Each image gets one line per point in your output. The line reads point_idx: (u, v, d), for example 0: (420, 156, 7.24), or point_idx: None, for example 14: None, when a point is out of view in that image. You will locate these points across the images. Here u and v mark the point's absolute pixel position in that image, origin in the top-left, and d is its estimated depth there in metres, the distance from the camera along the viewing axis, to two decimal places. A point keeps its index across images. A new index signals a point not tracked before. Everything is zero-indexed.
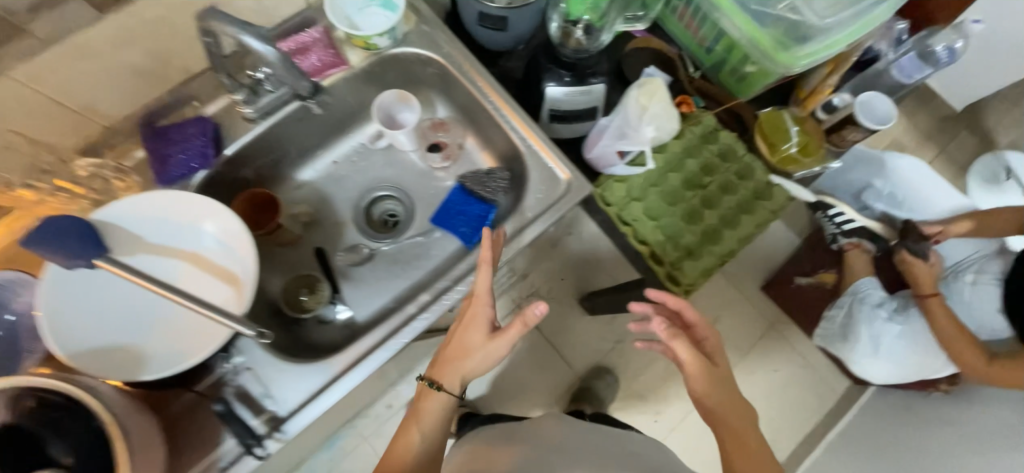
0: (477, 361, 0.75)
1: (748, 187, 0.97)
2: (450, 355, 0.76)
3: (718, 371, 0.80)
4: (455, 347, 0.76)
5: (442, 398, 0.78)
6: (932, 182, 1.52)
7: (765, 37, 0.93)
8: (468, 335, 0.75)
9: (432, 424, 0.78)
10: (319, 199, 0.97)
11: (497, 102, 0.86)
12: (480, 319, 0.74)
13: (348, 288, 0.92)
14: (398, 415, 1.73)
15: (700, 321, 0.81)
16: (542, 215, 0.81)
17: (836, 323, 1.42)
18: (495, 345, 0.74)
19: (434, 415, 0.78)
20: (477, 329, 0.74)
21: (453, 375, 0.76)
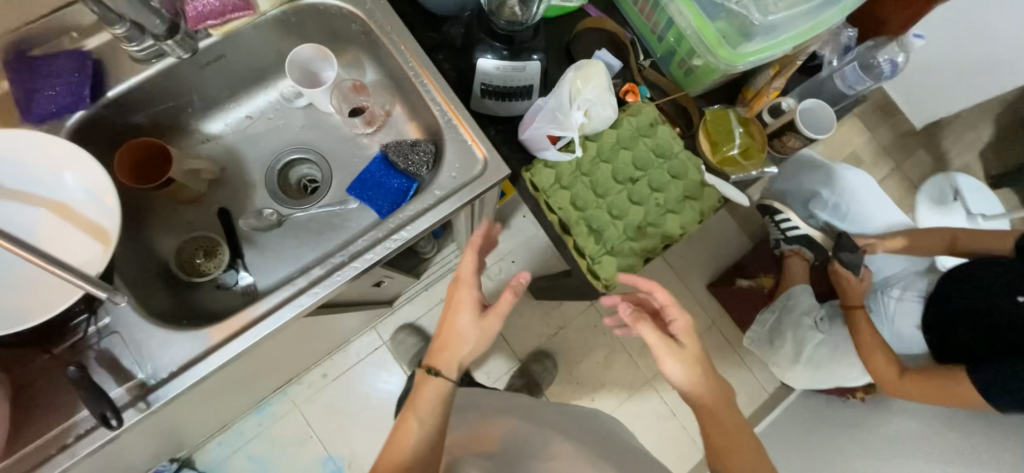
0: (466, 342, 0.79)
1: (679, 185, 0.95)
2: (444, 341, 0.80)
3: (693, 353, 0.80)
4: (447, 332, 0.80)
5: (438, 385, 0.80)
6: (875, 195, 1.54)
7: (709, 30, 0.89)
8: (457, 317, 0.80)
9: (430, 411, 0.80)
10: (229, 156, 0.90)
11: (418, 69, 0.80)
12: (468, 300, 0.80)
13: (251, 253, 0.87)
14: (333, 384, 1.71)
15: (669, 303, 0.80)
16: (454, 193, 0.76)
17: (766, 327, 1.45)
18: (485, 323, 0.79)
19: (431, 403, 0.80)
20: (466, 309, 0.79)
21: (449, 360, 0.80)
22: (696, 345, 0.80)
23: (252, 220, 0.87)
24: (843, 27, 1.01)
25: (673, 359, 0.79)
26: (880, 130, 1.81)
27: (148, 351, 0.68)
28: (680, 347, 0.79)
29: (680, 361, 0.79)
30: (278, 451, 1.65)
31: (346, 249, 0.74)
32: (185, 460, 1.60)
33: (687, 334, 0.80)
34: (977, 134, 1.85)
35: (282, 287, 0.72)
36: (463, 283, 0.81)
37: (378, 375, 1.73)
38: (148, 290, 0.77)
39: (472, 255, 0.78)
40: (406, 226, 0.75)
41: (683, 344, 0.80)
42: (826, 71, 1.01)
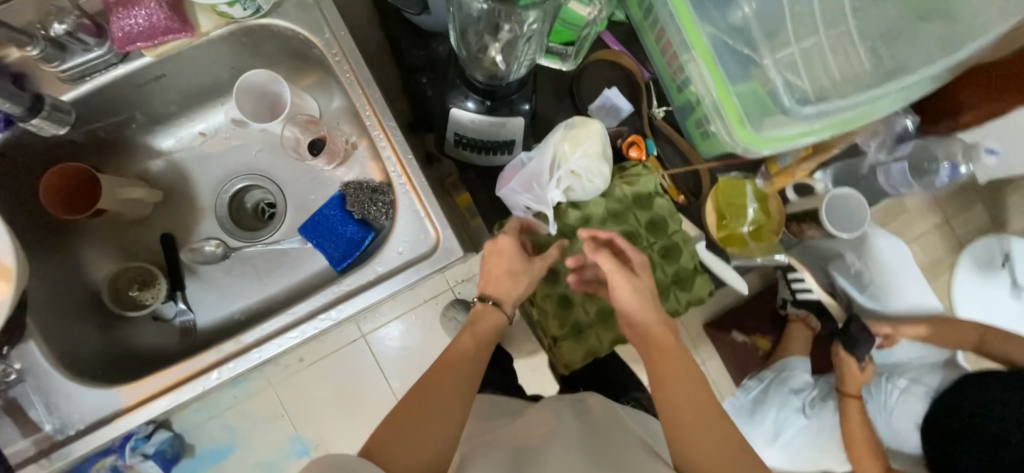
0: (520, 280, 0.75)
1: (668, 269, 0.84)
2: (495, 278, 0.75)
3: (645, 288, 0.71)
4: (497, 271, 0.75)
5: (498, 318, 0.73)
6: (908, 269, 1.32)
7: (732, 102, 0.72)
8: (506, 260, 0.75)
9: (487, 337, 0.71)
10: (176, 175, 0.83)
11: (373, 118, 0.69)
12: (513, 245, 0.75)
13: (194, 286, 0.82)
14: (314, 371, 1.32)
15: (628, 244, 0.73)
16: (394, 272, 0.68)
17: (751, 396, 1.29)
18: (535, 265, 0.76)
19: (492, 330, 0.72)
20: (515, 251, 0.75)
21: (508, 294, 0.75)
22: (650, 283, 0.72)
23: (194, 250, 0.82)
24: (902, 114, 0.84)
25: (627, 289, 0.69)
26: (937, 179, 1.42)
27: (63, 402, 0.65)
28: (635, 275, 0.70)
29: (634, 293, 0.69)
30: (250, 427, 1.30)
31: (269, 326, 0.68)
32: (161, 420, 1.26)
33: (641, 268, 0.72)
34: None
35: (209, 351, 0.67)
36: (508, 231, 0.77)
37: (359, 372, 1.33)
38: (76, 328, 0.73)
39: (518, 221, 0.78)
40: (335, 306, 0.68)
41: (636, 275, 0.71)
42: (868, 163, 0.87)
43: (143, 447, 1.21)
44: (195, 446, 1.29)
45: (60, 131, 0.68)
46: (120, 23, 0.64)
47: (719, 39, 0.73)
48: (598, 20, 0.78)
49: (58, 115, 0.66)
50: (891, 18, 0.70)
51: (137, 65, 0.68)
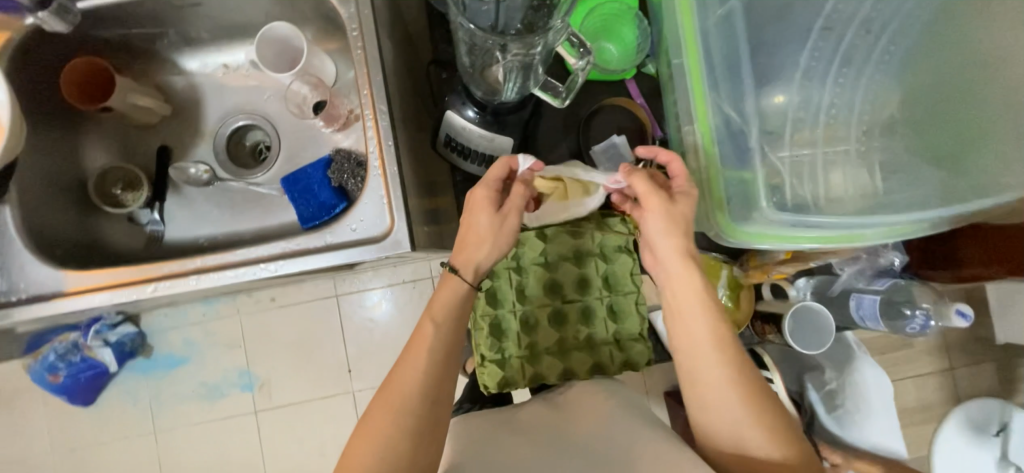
0: (485, 240, 0.66)
1: (610, 326, 0.82)
2: (460, 239, 0.67)
3: (683, 215, 0.64)
4: (466, 230, 0.67)
5: (457, 288, 0.66)
6: (882, 404, 1.24)
7: (717, 187, 0.72)
8: (472, 214, 0.66)
9: (448, 319, 0.65)
10: (190, 95, 0.88)
11: (369, 98, 0.72)
12: (479, 198, 0.66)
13: (173, 202, 0.86)
14: (275, 315, 1.34)
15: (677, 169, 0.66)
16: (344, 246, 0.70)
17: None
18: (510, 222, 0.67)
19: (452, 306, 0.65)
20: (488, 207, 0.66)
21: (468, 258, 0.67)
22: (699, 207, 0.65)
23: (183, 170, 0.85)
24: (888, 248, 0.83)
25: (663, 225, 0.62)
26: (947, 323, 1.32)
27: (17, 270, 0.71)
28: (674, 204, 0.63)
29: (671, 230, 0.63)
30: (209, 347, 1.32)
31: (210, 262, 0.71)
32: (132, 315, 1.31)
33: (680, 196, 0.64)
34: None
35: (171, 263, 0.71)
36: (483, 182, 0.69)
37: (323, 329, 1.35)
38: (58, 207, 0.78)
39: (499, 165, 0.67)
40: (277, 261, 0.70)
41: (675, 201, 0.64)
42: (842, 285, 0.84)
43: (106, 333, 1.25)
44: (155, 348, 1.31)
45: (65, 32, 0.72)
46: None
47: (721, 122, 0.72)
48: (588, 69, 0.70)
49: (64, 14, 0.70)
50: (900, 155, 0.71)
51: None
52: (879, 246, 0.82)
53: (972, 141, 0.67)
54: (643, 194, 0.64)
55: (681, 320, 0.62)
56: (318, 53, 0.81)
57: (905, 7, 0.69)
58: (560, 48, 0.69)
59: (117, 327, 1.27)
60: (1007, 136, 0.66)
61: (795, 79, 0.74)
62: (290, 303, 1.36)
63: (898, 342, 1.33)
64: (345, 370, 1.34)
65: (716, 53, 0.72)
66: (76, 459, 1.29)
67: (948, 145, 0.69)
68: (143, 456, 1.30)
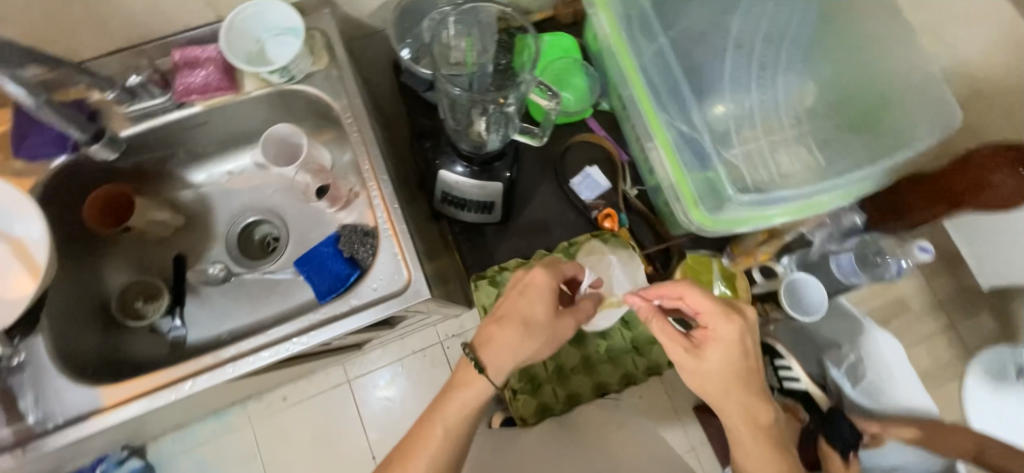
0: (529, 336, 0.68)
1: (626, 334, 0.88)
2: (506, 329, 0.68)
3: (711, 365, 0.68)
4: (512, 320, 0.69)
5: (484, 388, 0.66)
6: (903, 368, 1.25)
7: (688, 186, 0.81)
8: (528, 302, 0.70)
9: (459, 421, 0.66)
10: (200, 204, 0.96)
11: (370, 172, 0.80)
12: (546, 290, 0.70)
13: (192, 304, 0.90)
14: (292, 411, 1.42)
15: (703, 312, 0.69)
16: (367, 306, 0.75)
17: None
18: (561, 328, 0.71)
19: (464, 408, 0.66)
20: (547, 305, 0.70)
21: (506, 359, 0.67)
22: (736, 350, 0.68)
23: (202, 272, 0.92)
24: (848, 211, 0.92)
25: (699, 380, 0.69)
26: (934, 282, 1.40)
27: (52, 395, 0.72)
28: (701, 357, 0.68)
29: (709, 380, 0.68)
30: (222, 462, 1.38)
31: (242, 346, 0.74)
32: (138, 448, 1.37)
33: (708, 349, 0.68)
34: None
35: (205, 356, 0.73)
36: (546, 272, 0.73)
37: (343, 416, 1.43)
38: (84, 330, 0.82)
39: (570, 269, 0.74)
40: (309, 332, 0.74)
41: (702, 353, 0.68)
42: (818, 251, 0.93)
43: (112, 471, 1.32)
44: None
45: (112, 157, 0.80)
46: (184, 79, 0.81)
47: (675, 133, 0.83)
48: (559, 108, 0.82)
49: (112, 141, 0.78)
50: (828, 131, 0.84)
51: (189, 112, 0.83)
52: (838, 210, 0.91)
53: (877, 109, 0.81)
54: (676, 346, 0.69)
55: (740, 458, 0.70)
56: (318, 146, 0.91)
57: (794, 18, 0.85)
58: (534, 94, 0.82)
59: (123, 464, 1.34)
60: (904, 94, 0.80)
61: (726, 89, 0.88)
62: (303, 397, 1.44)
63: (895, 308, 1.39)
64: (370, 457, 1.41)
65: (656, 79, 0.85)
66: None
67: (861, 116, 0.82)
68: None
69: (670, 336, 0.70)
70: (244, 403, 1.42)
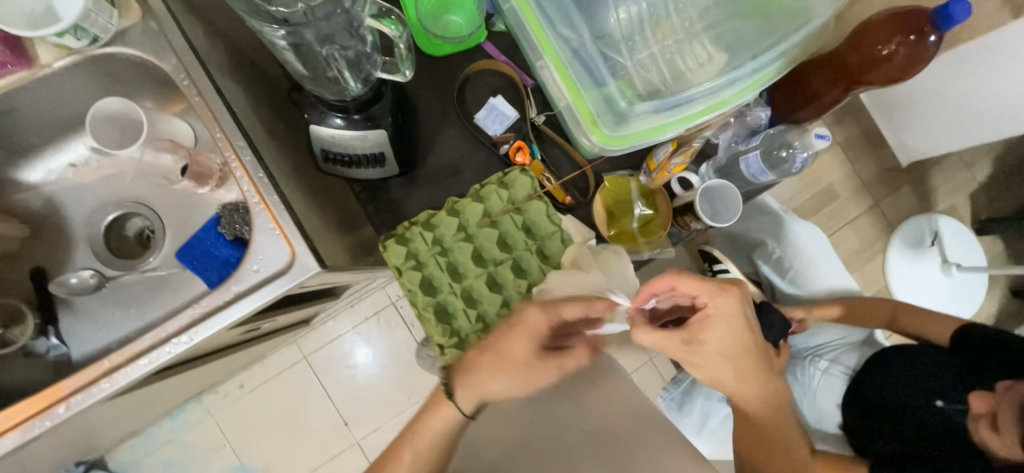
0: (500, 376, 0.69)
1: (545, 270, 0.85)
2: (480, 365, 0.70)
3: (717, 349, 0.66)
4: (486, 360, 0.70)
5: (450, 413, 0.72)
6: (826, 252, 1.30)
7: (585, 105, 0.74)
8: (510, 341, 0.68)
9: (432, 440, 0.72)
10: (48, 207, 0.83)
11: (224, 140, 0.69)
12: (535, 332, 0.68)
13: (70, 319, 0.81)
14: (254, 398, 1.41)
15: (706, 301, 0.65)
16: (249, 293, 0.68)
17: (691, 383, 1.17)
18: (540, 372, 0.68)
19: (439, 431, 0.72)
20: (525, 351, 0.67)
21: (476, 391, 0.71)
22: (736, 324, 0.65)
23: (69, 283, 0.80)
24: (754, 106, 0.88)
25: (707, 366, 0.67)
26: (860, 165, 1.42)
27: None
28: (703, 345, 0.65)
29: (716, 364, 0.67)
30: (189, 459, 1.37)
31: (108, 363, 0.66)
32: (96, 461, 1.35)
33: (709, 331, 0.65)
34: (971, 173, 1.46)
35: (76, 375, 0.65)
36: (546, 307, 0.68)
37: (305, 393, 1.42)
38: None
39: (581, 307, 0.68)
40: (190, 330, 0.67)
41: (705, 341, 0.65)
42: (730, 153, 0.91)
43: None
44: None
45: None
46: None
47: (564, 45, 0.73)
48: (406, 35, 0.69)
49: None
50: (733, 20, 0.75)
51: None
52: (743, 108, 0.87)
53: None
54: (677, 340, 0.65)
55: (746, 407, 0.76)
56: (164, 117, 0.77)
57: None
58: (371, 20, 0.66)
59: None
60: None
61: None
62: (262, 381, 1.42)
63: (824, 197, 1.43)
64: (342, 424, 1.42)
65: None
66: None
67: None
68: None
69: (675, 334, 0.64)
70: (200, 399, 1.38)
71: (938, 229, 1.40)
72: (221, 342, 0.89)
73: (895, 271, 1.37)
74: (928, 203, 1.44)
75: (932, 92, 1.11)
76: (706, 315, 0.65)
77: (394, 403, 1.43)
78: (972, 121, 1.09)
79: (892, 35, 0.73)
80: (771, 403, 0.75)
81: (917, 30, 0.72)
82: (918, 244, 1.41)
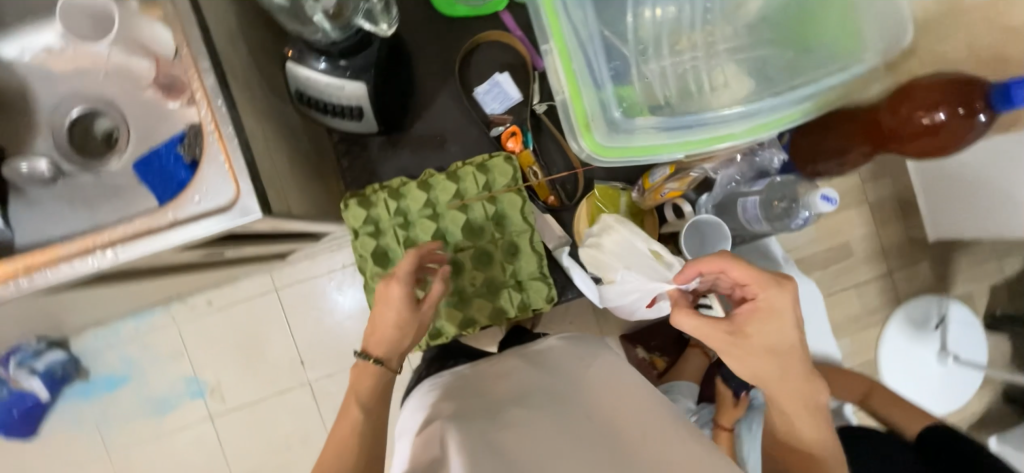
0: (408, 331, 0.69)
1: (507, 267, 0.81)
2: (381, 333, 0.69)
3: (763, 344, 0.61)
4: (380, 325, 0.69)
5: (382, 372, 0.70)
6: (819, 312, 1.23)
7: (581, 104, 0.67)
8: (394, 308, 0.68)
9: (372, 398, 0.69)
10: (18, 86, 0.80)
11: (189, 57, 0.64)
12: (403, 292, 0.68)
13: (19, 205, 0.79)
14: (215, 318, 1.36)
15: (757, 286, 0.62)
16: (184, 224, 0.65)
17: None
18: (428, 310, 0.70)
19: (372, 390, 0.69)
20: (399, 306, 0.68)
21: (392, 352, 0.70)
22: (789, 324, 0.61)
23: (20, 169, 0.77)
24: (767, 147, 0.82)
25: (747, 363, 0.62)
26: (884, 228, 1.32)
27: None
28: (745, 336, 0.62)
29: (760, 362, 0.62)
30: (148, 361, 1.35)
31: (29, 260, 0.64)
32: (59, 341, 1.33)
33: (757, 324, 0.61)
34: (1001, 264, 1.35)
35: (1, 264, 0.64)
36: (400, 271, 0.69)
37: (268, 325, 1.37)
38: None
39: (420, 255, 0.71)
40: (117, 246, 0.65)
41: (747, 333, 0.62)
42: (732, 190, 0.84)
43: (31, 363, 1.27)
44: (90, 371, 1.34)
45: None
46: None
47: (573, 32, 0.65)
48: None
49: None
50: (761, 49, 0.68)
51: None
52: (755, 145, 0.81)
53: (807, 27, 0.67)
54: (720, 327, 0.62)
55: (788, 428, 0.65)
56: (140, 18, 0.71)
57: None
58: None
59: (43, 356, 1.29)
60: (842, 12, 0.66)
61: None
62: (227, 304, 1.36)
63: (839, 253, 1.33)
64: (299, 362, 1.38)
65: None
66: None
67: (795, 35, 0.67)
68: None
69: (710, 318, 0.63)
70: (167, 306, 1.34)
71: (947, 314, 1.31)
72: (175, 261, 0.87)
73: (885, 347, 1.31)
74: (945, 284, 1.34)
75: (980, 169, 1.00)
76: (755, 304, 0.62)
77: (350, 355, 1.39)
78: (1015, 212, 0.99)
79: (937, 104, 0.66)
80: (823, 424, 0.63)
81: (966, 104, 0.65)
82: (922, 325, 1.32)
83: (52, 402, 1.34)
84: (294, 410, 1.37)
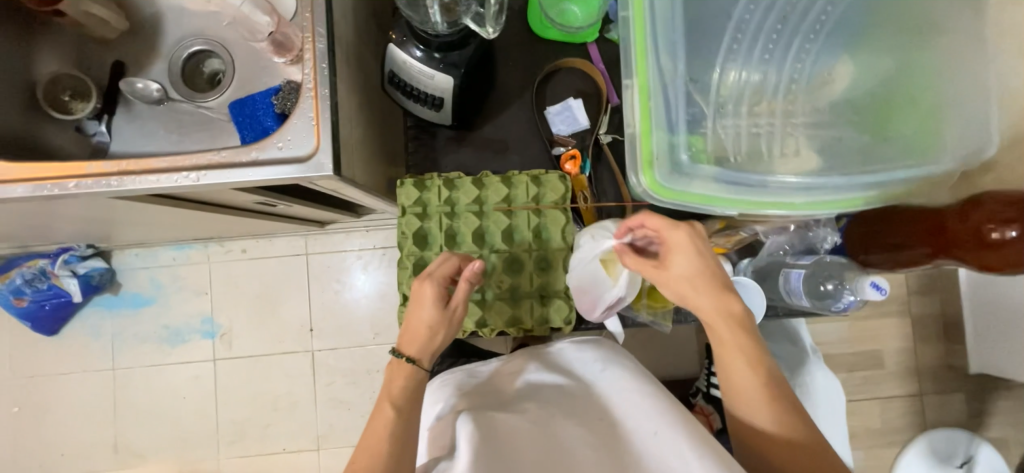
0: (440, 329, 0.72)
1: (536, 280, 0.83)
2: (414, 331, 0.71)
3: (683, 276, 0.67)
4: (414, 325, 0.71)
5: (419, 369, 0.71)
6: None
7: (649, 143, 0.69)
8: (428, 307, 0.71)
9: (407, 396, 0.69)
10: (153, 16, 0.90)
11: (309, 22, 0.71)
12: (437, 291, 0.71)
13: (122, 117, 0.87)
14: (246, 266, 1.43)
15: (668, 227, 0.68)
16: (263, 165, 0.70)
17: None
18: (458, 311, 0.72)
19: (408, 387, 0.70)
20: (433, 303, 0.71)
21: (425, 350, 0.71)
22: (699, 252, 0.67)
23: (135, 85, 0.86)
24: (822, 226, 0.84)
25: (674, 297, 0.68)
26: (921, 346, 1.26)
27: None
28: (664, 269, 0.69)
29: (685, 295, 0.67)
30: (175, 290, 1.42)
31: (123, 164, 0.70)
32: (104, 251, 1.41)
33: (674, 259, 0.68)
34: None
35: (97, 163, 0.71)
36: (434, 274, 0.72)
37: (292, 285, 1.42)
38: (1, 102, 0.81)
39: (452, 259, 0.74)
40: (201, 171, 0.70)
41: (666, 268, 0.68)
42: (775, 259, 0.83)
43: (74, 264, 1.35)
44: (123, 286, 1.42)
45: None
46: None
47: (657, 74, 0.68)
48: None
49: None
50: (838, 126, 0.69)
51: None
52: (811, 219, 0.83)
53: (891, 116, 0.68)
54: (643, 268, 0.70)
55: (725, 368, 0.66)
56: None
57: None
58: None
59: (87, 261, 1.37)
60: (926, 111, 0.67)
61: (739, 48, 0.70)
62: (259, 256, 1.43)
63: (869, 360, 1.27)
64: (307, 329, 1.41)
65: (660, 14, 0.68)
66: (42, 382, 1.41)
67: (875, 119, 0.68)
68: (102, 390, 1.41)
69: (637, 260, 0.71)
70: (206, 243, 1.42)
71: (974, 455, 1.21)
72: (233, 200, 0.93)
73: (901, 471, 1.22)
74: (977, 423, 1.26)
75: None
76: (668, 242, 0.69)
77: (357, 335, 1.41)
78: None
79: (1009, 220, 0.64)
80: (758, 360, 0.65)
81: None
82: (944, 460, 1.22)
83: (81, 304, 1.42)
84: (290, 373, 1.40)
